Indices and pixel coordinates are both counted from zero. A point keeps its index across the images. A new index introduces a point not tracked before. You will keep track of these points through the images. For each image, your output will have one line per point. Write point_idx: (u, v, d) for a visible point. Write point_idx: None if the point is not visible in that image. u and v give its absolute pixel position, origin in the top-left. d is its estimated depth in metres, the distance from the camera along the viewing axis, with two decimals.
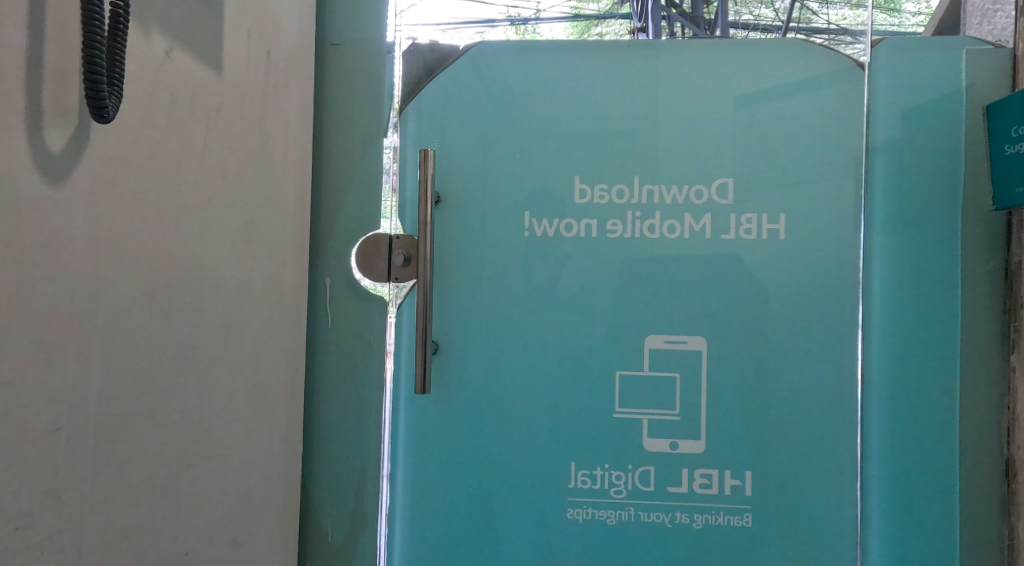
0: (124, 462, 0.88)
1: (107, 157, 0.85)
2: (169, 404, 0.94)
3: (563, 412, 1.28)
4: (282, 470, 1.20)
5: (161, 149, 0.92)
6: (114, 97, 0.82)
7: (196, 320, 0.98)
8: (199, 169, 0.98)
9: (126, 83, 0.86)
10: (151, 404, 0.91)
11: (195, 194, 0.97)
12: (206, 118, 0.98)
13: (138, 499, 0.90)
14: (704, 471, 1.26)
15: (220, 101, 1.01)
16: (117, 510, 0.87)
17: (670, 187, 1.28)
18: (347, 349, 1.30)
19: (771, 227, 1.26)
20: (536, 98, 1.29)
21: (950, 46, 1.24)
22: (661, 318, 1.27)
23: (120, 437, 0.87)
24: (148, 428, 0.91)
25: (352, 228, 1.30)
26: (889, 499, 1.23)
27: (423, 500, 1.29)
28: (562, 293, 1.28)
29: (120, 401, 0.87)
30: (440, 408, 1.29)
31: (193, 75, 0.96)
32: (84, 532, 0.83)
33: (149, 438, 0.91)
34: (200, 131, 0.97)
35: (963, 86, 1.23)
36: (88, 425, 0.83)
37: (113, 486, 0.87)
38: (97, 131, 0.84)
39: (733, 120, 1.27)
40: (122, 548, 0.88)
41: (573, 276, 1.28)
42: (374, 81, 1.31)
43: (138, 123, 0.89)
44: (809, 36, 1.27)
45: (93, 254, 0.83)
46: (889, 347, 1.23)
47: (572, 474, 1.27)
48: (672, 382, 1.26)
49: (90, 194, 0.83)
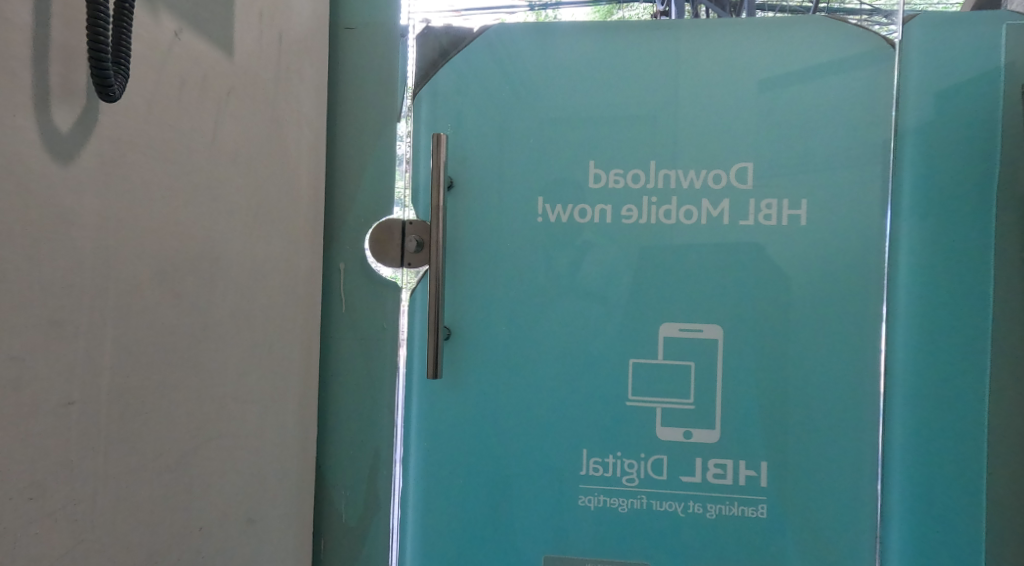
0: (134, 440, 0.88)
1: (118, 135, 0.85)
2: (181, 385, 0.94)
3: (577, 401, 1.27)
4: (297, 454, 1.20)
5: (171, 129, 0.91)
6: (120, 77, 0.82)
7: (208, 301, 0.98)
8: (211, 151, 0.97)
9: (134, 64, 0.86)
10: (162, 385, 0.91)
11: (208, 176, 0.97)
12: (217, 100, 0.98)
13: (151, 475, 0.90)
14: (719, 461, 1.25)
15: (231, 82, 1.01)
16: (129, 486, 0.88)
17: (687, 171, 1.26)
18: (361, 335, 1.30)
19: (791, 213, 1.24)
20: (556, 81, 1.28)
21: (987, 23, 1.21)
22: (679, 307, 1.26)
23: (132, 414, 0.88)
24: (159, 409, 0.91)
25: (367, 214, 1.30)
26: (910, 491, 1.21)
27: (438, 486, 1.29)
28: (583, 282, 1.27)
29: (131, 376, 0.87)
30: (456, 394, 1.28)
31: (203, 56, 0.96)
32: (96, 506, 0.84)
33: (160, 413, 0.91)
34: (210, 113, 0.97)
35: (1002, 65, 1.21)
36: (100, 404, 0.84)
37: (125, 461, 0.87)
38: (106, 112, 0.84)
39: (756, 103, 1.25)
40: (136, 523, 0.89)
41: (595, 264, 1.27)
42: (388, 66, 1.30)
43: (147, 106, 0.88)
44: (842, 16, 1.24)
45: (101, 233, 0.83)
46: (913, 336, 1.21)
47: (583, 462, 1.27)
48: (688, 371, 1.25)
49: (97, 173, 0.83)
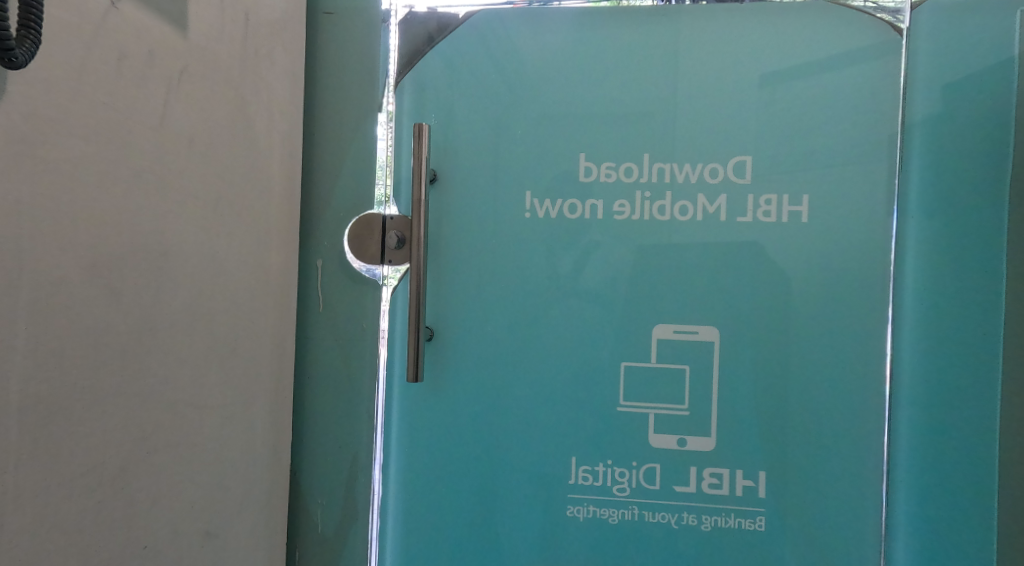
0: (62, 450, 0.82)
1: (42, 115, 0.80)
2: (122, 391, 0.88)
3: (566, 406, 1.20)
4: (267, 462, 1.14)
5: (107, 109, 0.85)
6: (27, 43, 0.75)
7: (155, 298, 0.92)
8: (157, 135, 0.91)
9: (52, 34, 0.80)
10: (98, 389, 0.86)
11: (154, 162, 0.91)
12: (165, 81, 0.92)
13: (84, 490, 0.84)
14: (714, 470, 1.18)
15: (183, 62, 0.94)
16: (55, 501, 0.82)
17: (681, 165, 1.20)
18: (339, 335, 1.24)
19: (792, 210, 1.18)
20: (545, 70, 1.22)
21: (1002, 9, 1.14)
22: (673, 307, 1.19)
23: (58, 423, 0.82)
24: (96, 416, 0.85)
25: (346, 208, 1.24)
26: (918, 502, 1.14)
27: (420, 495, 1.22)
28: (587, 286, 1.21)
29: (58, 380, 0.82)
30: (439, 398, 1.22)
31: (147, 32, 0.89)
32: (11, 523, 0.78)
33: (94, 422, 0.85)
34: (158, 94, 0.91)
35: (1016, 53, 1.14)
36: (17, 411, 0.78)
37: (47, 473, 0.81)
38: (19, 85, 0.77)
39: (756, 94, 1.19)
40: (64, 542, 0.82)
41: (599, 267, 1.21)
42: (369, 54, 1.24)
43: (76, 81, 0.82)
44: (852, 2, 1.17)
45: (17, 220, 0.78)
46: (921, 340, 1.15)
47: (572, 470, 1.20)
48: (682, 374, 1.19)
49: (11, 154, 0.77)
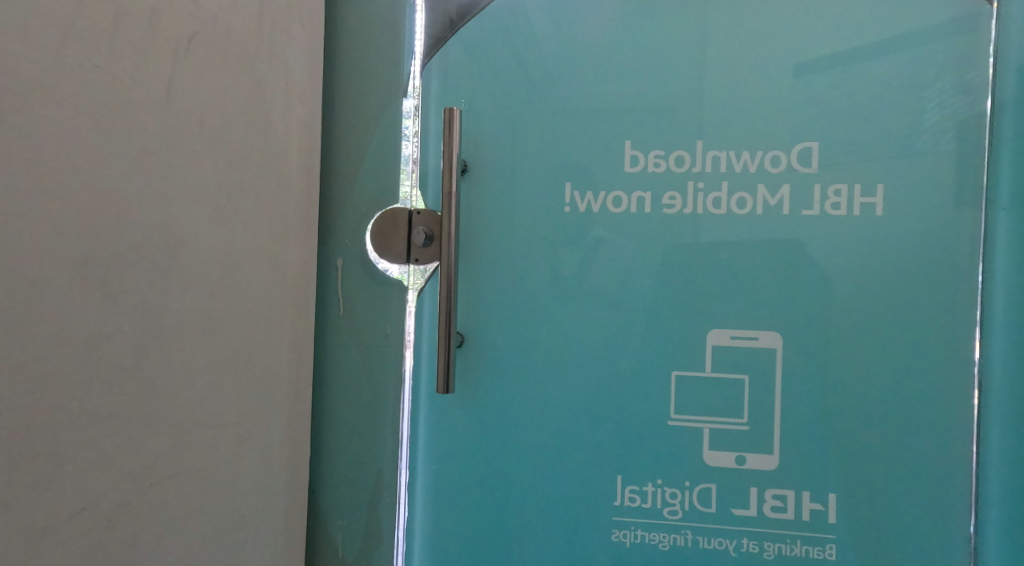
0: (57, 481, 0.72)
1: (28, 88, 0.69)
2: (126, 410, 0.79)
3: (611, 420, 1.10)
4: (285, 482, 1.04)
5: (104, 85, 0.75)
6: None
7: (160, 304, 0.82)
8: (161, 117, 0.81)
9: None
10: (99, 407, 0.76)
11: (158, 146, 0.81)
12: (170, 55, 0.82)
13: (83, 526, 0.74)
14: (777, 492, 1.07)
15: (190, 34, 0.84)
16: (51, 540, 0.72)
17: (739, 153, 1.08)
18: (360, 341, 1.13)
19: (865, 202, 1.06)
20: (588, 49, 1.11)
21: None
22: (731, 310, 1.08)
23: (54, 450, 0.72)
24: (95, 439, 0.75)
25: (369, 202, 1.13)
26: (1010, 529, 1.02)
27: (451, 518, 1.12)
28: (592, 290, 1.10)
29: (54, 400, 0.72)
30: (471, 410, 1.11)
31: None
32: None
33: (88, 448, 0.75)
34: (163, 71, 0.81)
35: None
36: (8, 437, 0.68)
37: (40, 509, 0.71)
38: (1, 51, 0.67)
39: (824, 73, 1.07)
40: None
41: (605, 262, 1.10)
42: (394, 33, 1.13)
43: (67, 50, 0.72)
44: None
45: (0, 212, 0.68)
46: (1014, 347, 1.03)
47: (618, 490, 1.10)
48: (741, 385, 1.07)
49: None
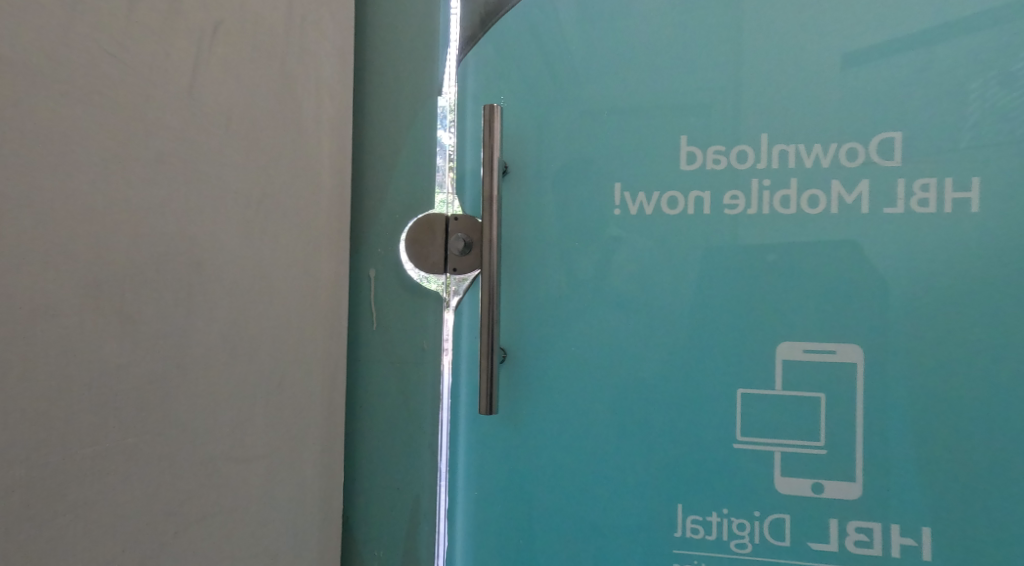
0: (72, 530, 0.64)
1: (32, 84, 0.62)
2: (147, 446, 0.70)
3: (670, 443, 0.99)
4: (319, 514, 0.96)
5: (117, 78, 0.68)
6: None
7: (183, 326, 0.74)
8: (181, 113, 0.73)
9: None
10: (118, 443, 0.68)
11: (178, 147, 0.73)
12: (190, 45, 0.74)
13: None
14: (862, 524, 0.95)
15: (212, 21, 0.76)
16: None
17: (809, 147, 0.97)
18: (395, 357, 1.05)
19: (957, 197, 0.94)
20: (639, 35, 1.01)
21: None
22: (805, 320, 0.97)
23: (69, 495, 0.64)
24: (114, 480, 0.68)
25: (403, 207, 1.05)
26: None
27: (495, 549, 1.03)
28: (667, 305, 1.00)
29: (70, 437, 0.64)
30: (515, 431, 1.02)
31: None
32: None
33: (106, 492, 0.67)
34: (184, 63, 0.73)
35: None
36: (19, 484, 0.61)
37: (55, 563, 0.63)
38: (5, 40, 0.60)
39: (905, 54, 0.95)
40: None
41: (622, 265, 1.01)
42: (428, 24, 1.05)
43: (78, 40, 0.65)
44: None
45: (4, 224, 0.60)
46: None
47: (679, 521, 0.99)
48: (818, 404, 0.96)
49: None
